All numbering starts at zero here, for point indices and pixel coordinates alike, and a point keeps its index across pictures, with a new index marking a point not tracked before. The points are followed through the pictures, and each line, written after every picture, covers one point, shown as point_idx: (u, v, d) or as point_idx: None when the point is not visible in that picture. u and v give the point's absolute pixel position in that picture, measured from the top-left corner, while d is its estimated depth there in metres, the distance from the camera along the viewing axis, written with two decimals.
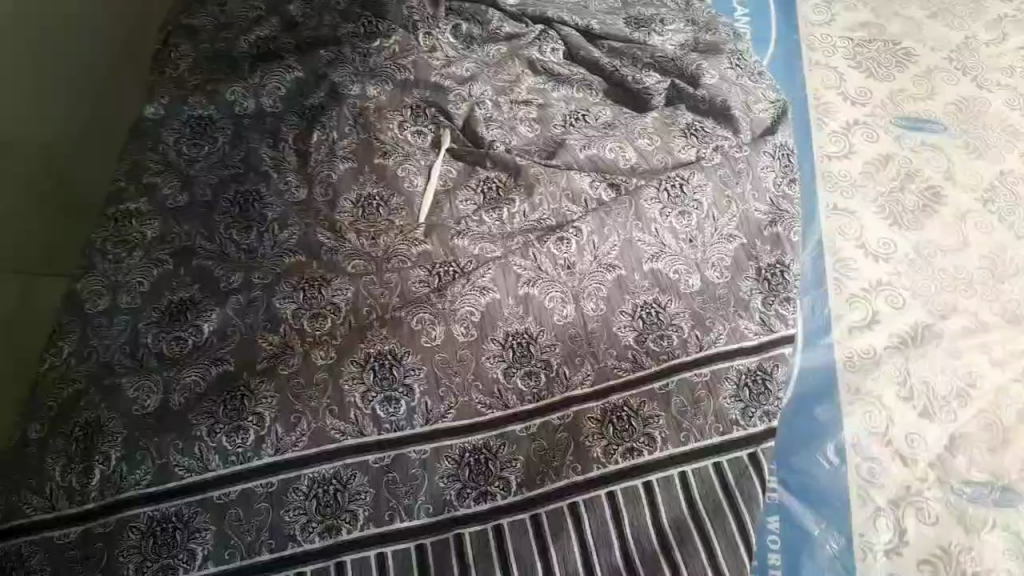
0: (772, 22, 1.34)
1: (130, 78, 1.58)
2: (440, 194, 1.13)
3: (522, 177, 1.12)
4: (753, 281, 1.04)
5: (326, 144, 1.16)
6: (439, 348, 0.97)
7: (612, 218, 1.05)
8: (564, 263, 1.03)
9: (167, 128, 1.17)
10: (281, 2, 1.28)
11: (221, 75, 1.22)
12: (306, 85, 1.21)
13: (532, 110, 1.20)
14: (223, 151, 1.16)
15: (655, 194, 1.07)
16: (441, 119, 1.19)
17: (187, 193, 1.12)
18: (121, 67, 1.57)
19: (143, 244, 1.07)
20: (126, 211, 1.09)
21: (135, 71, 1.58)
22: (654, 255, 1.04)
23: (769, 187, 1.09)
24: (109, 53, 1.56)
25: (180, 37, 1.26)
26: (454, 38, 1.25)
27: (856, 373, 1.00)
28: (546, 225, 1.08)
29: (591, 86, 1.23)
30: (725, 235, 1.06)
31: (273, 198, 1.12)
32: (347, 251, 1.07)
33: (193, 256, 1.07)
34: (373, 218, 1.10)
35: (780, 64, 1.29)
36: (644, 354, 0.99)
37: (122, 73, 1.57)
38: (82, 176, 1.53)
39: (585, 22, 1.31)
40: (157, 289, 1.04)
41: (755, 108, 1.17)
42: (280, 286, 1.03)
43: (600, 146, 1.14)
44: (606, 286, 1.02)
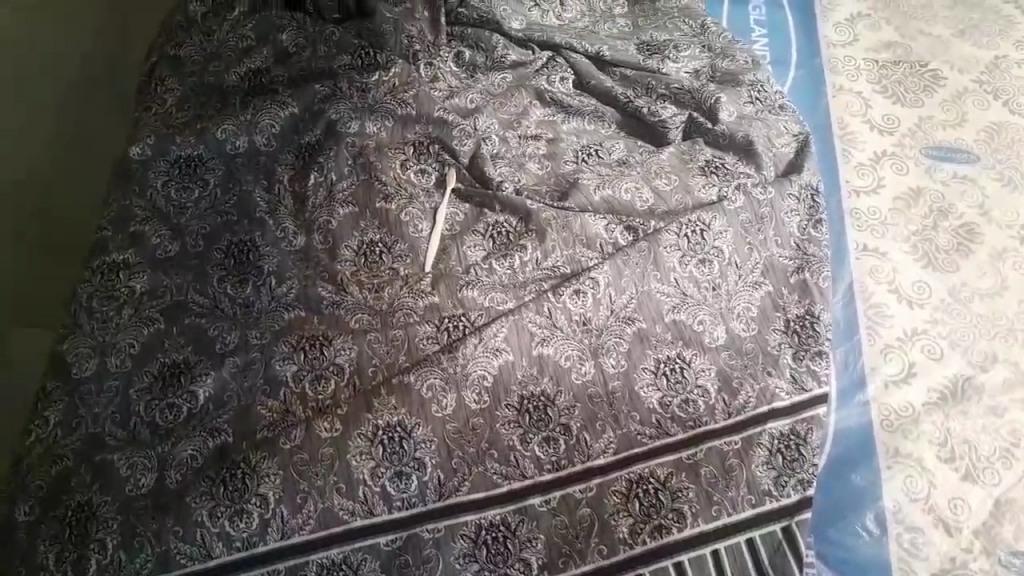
0: (793, 42, 1.26)
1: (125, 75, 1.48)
2: (446, 240, 1.06)
3: (533, 221, 1.05)
4: (781, 334, 0.99)
5: (324, 186, 1.09)
6: (450, 417, 0.92)
7: (630, 267, 1.01)
8: (579, 319, 0.98)
9: (153, 170, 1.10)
10: (272, 28, 1.20)
11: (211, 110, 1.15)
12: (302, 122, 1.14)
13: (542, 146, 1.14)
14: (215, 193, 1.09)
15: (675, 240, 1.03)
16: (446, 157, 1.13)
17: (178, 242, 1.05)
18: (117, 67, 1.48)
19: (131, 300, 1.01)
20: (113, 262, 1.03)
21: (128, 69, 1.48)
22: (674, 306, 1.00)
23: (794, 232, 1.05)
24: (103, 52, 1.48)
25: (164, 69, 1.20)
26: (456, 67, 1.20)
27: (895, 434, 0.95)
28: (560, 274, 1.02)
29: (604, 117, 1.17)
30: (750, 284, 1.02)
31: (269, 248, 1.05)
32: (350, 306, 1.00)
33: (185, 312, 1.00)
34: (376, 268, 1.04)
35: (802, 89, 1.21)
36: (669, 419, 0.93)
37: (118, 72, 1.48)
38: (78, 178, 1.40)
39: (595, 48, 1.22)
40: (147, 350, 0.97)
41: (778, 142, 1.11)
42: (278, 347, 0.97)
43: (615, 186, 1.07)
44: (625, 341, 0.98)
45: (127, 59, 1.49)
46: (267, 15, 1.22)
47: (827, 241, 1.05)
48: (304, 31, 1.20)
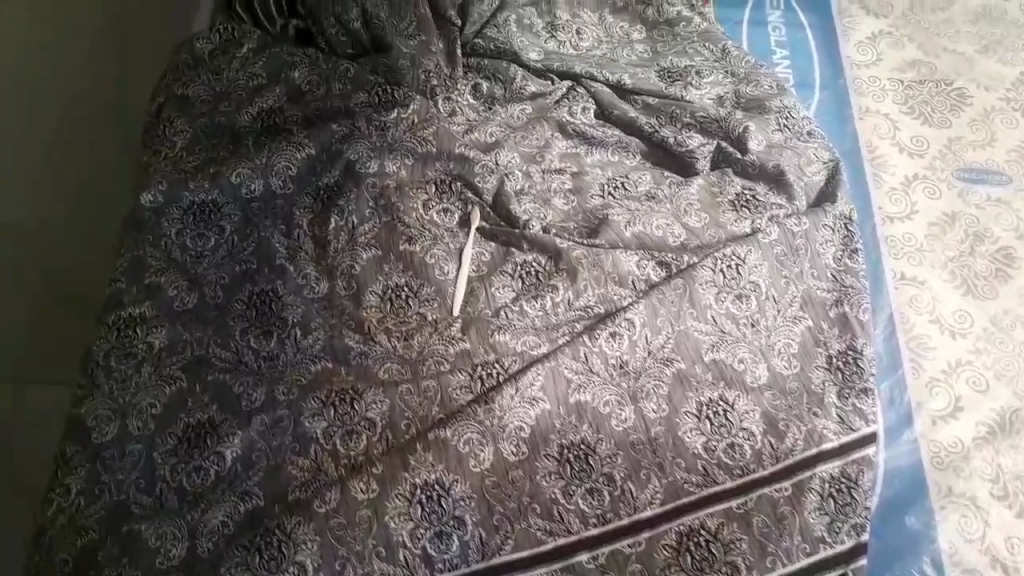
0: (816, 65, 1.25)
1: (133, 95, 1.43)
2: (473, 281, 1.03)
3: (563, 261, 1.02)
4: (824, 371, 0.96)
5: (345, 230, 1.06)
6: (488, 472, 0.89)
7: (666, 306, 0.98)
8: (616, 363, 0.95)
9: (166, 218, 1.07)
10: (284, 65, 1.17)
11: (223, 153, 1.12)
12: (319, 163, 1.10)
13: (566, 180, 1.11)
14: (231, 241, 1.06)
15: (711, 276, 1.00)
16: (468, 195, 1.09)
17: (196, 293, 1.02)
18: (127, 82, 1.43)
19: (150, 357, 0.97)
20: (129, 317, 1.00)
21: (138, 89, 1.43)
22: (712, 345, 0.97)
23: (829, 263, 1.03)
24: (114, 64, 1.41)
25: (173, 110, 1.16)
26: (474, 99, 1.18)
27: (946, 472, 0.93)
28: (594, 313, 0.99)
29: (628, 148, 1.14)
30: (789, 318, 0.99)
31: (292, 296, 1.01)
32: (378, 356, 0.97)
33: (208, 368, 0.97)
34: (402, 313, 1.01)
35: (827, 112, 1.20)
36: (716, 466, 0.90)
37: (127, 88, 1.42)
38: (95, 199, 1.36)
39: (616, 76, 1.20)
40: (169, 411, 0.94)
41: (809, 170, 1.09)
42: (307, 403, 0.93)
43: (646, 222, 1.05)
44: (664, 383, 0.94)
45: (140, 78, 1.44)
46: (277, 51, 1.18)
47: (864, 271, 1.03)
48: (318, 67, 1.17)
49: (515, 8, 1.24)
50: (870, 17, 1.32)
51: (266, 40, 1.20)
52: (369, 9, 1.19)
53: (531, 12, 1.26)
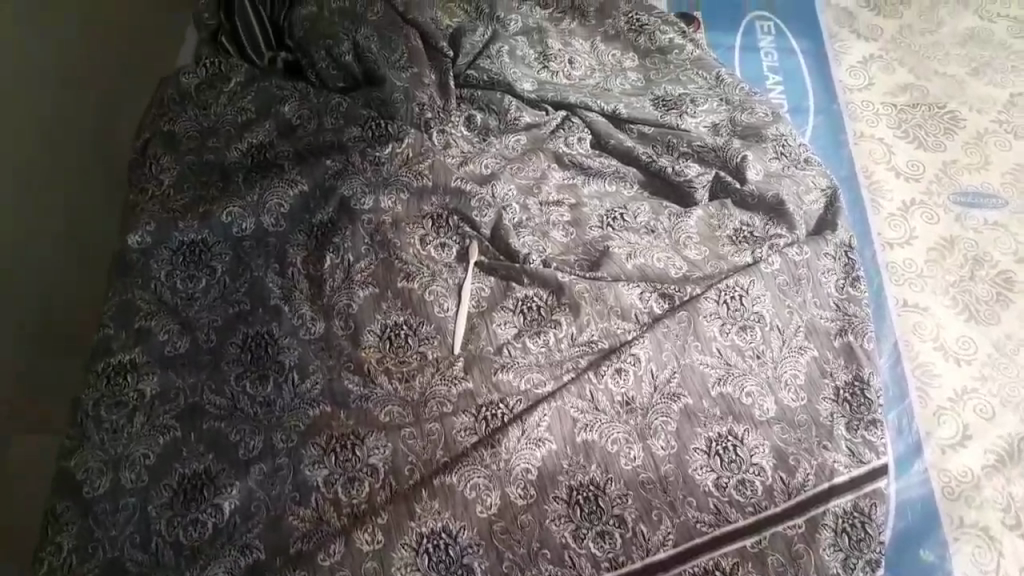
0: (810, 90, 1.27)
1: (134, 97, 1.49)
2: (474, 317, 1.01)
3: (565, 295, 1.01)
4: (831, 403, 0.95)
5: (341, 267, 1.04)
6: (496, 517, 0.87)
7: (671, 339, 0.97)
8: (622, 400, 0.94)
9: (154, 258, 1.04)
10: (273, 99, 1.15)
11: (212, 190, 1.09)
12: (312, 200, 1.08)
13: (565, 212, 1.11)
14: (223, 281, 1.03)
15: (714, 308, 0.99)
16: (466, 229, 1.08)
17: (188, 337, 0.99)
18: (130, 83, 1.48)
19: (143, 405, 0.94)
20: (119, 364, 0.97)
21: (139, 90, 1.50)
22: (719, 378, 0.95)
23: (832, 292, 1.02)
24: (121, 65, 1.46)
25: (158, 147, 1.13)
26: (468, 131, 1.16)
27: (958, 502, 0.92)
28: (598, 348, 0.98)
29: (625, 178, 1.14)
30: (794, 348, 0.98)
31: (288, 338, 0.99)
32: (379, 399, 0.95)
33: (202, 416, 0.94)
34: (402, 352, 0.99)
35: (821, 137, 1.21)
36: (727, 504, 0.88)
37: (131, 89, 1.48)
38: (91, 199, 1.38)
39: (610, 106, 1.19)
40: (164, 462, 0.90)
41: (807, 199, 1.09)
42: (307, 450, 0.90)
43: (647, 255, 1.04)
44: (672, 420, 0.93)
45: (142, 79, 1.51)
46: (266, 85, 1.16)
47: (867, 299, 1.03)
48: (308, 101, 1.15)
49: (507, 39, 1.24)
50: (860, 40, 1.34)
51: (254, 73, 1.18)
52: (360, 41, 1.18)
53: (524, 43, 1.26)
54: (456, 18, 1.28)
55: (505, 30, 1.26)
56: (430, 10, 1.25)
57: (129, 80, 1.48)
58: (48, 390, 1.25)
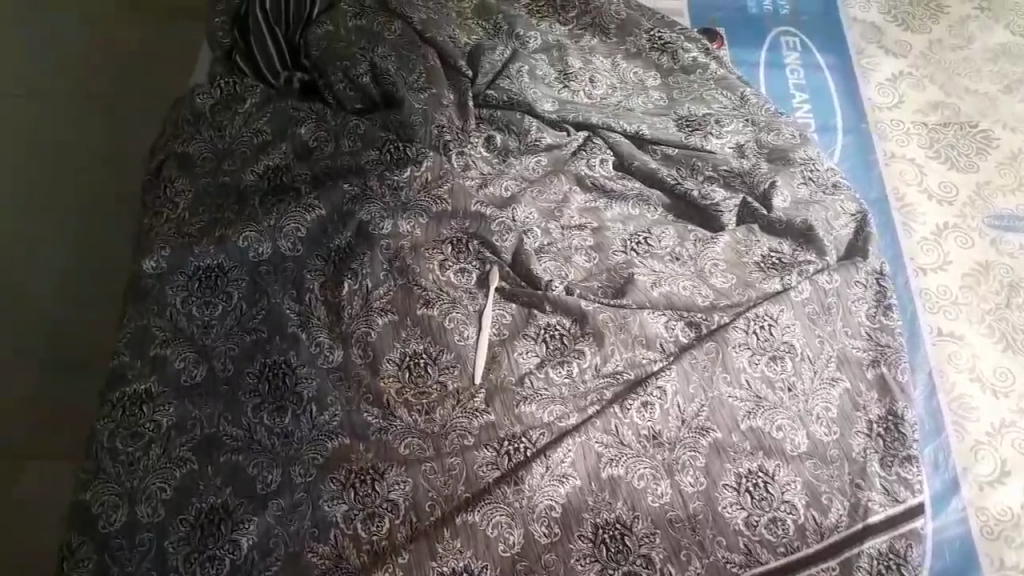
0: (837, 106, 1.25)
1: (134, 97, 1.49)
2: (495, 345, 0.99)
3: (589, 324, 0.99)
4: (865, 438, 0.93)
5: (359, 294, 1.01)
6: (519, 556, 0.85)
7: (698, 370, 0.95)
8: (649, 434, 0.91)
9: (171, 285, 1.02)
10: (289, 121, 1.13)
11: (228, 214, 1.07)
12: (330, 225, 1.06)
13: (587, 236, 1.08)
14: (239, 308, 1.02)
15: (743, 337, 0.97)
16: (486, 254, 1.05)
17: (204, 366, 0.97)
18: (130, 84, 1.49)
19: (159, 437, 0.93)
20: (135, 394, 0.95)
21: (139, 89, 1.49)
22: (748, 412, 0.93)
23: (863, 321, 1.01)
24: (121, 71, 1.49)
25: (174, 170, 1.12)
26: (487, 152, 1.15)
27: (998, 542, 0.91)
28: (623, 380, 0.95)
29: (649, 201, 1.13)
30: (826, 380, 0.97)
31: (306, 368, 0.96)
32: (398, 431, 0.92)
33: (219, 448, 0.92)
34: (422, 382, 0.96)
35: (850, 156, 1.21)
36: (758, 544, 0.86)
37: (130, 90, 1.48)
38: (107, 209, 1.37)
39: (634, 126, 1.17)
40: (181, 496, 0.89)
41: (837, 223, 1.08)
42: (325, 486, 0.88)
43: (672, 283, 1.02)
44: (701, 454, 0.91)
45: (143, 79, 1.50)
46: (282, 106, 1.15)
47: (900, 327, 1.02)
48: (325, 123, 1.13)
49: (527, 58, 1.22)
50: (890, 56, 1.32)
51: (270, 93, 1.16)
52: (377, 62, 1.16)
53: (544, 62, 1.24)
54: (474, 35, 1.25)
55: (525, 48, 1.24)
56: (448, 28, 1.23)
57: (129, 82, 1.49)
58: (48, 390, 1.24)
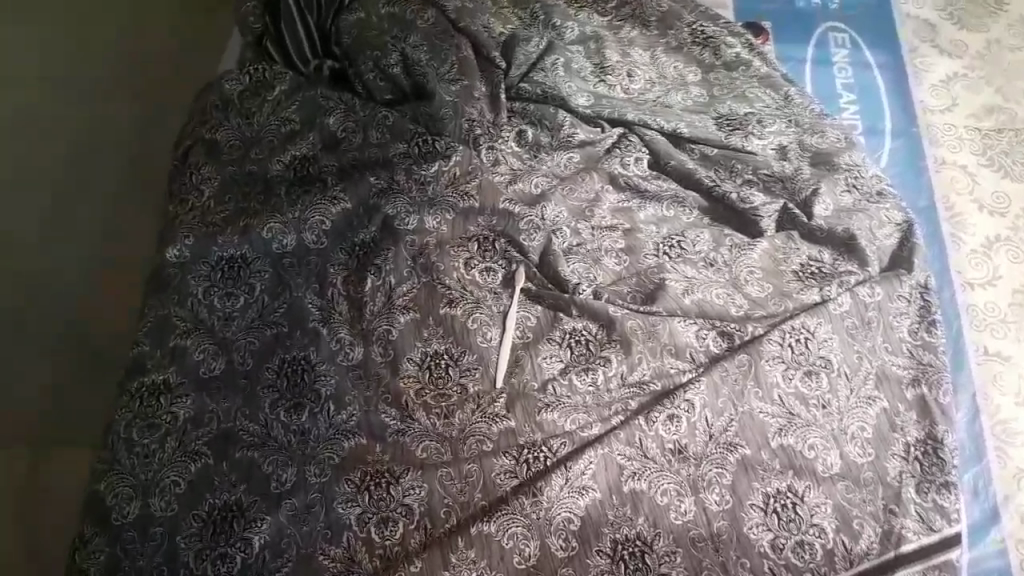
0: (886, 109, 1.20)
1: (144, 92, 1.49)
2: (518, 348, 0.96)
3: (616, 331, 0.96)
4: (901, 461, 0.90)
5: (382, 290, 0.99)
6: (535, 569, 0.82)
7: (728, 384, 0.92)
8: (674, 448, 0.89)
9: (193, 274, 1.01)
10: (318, 110, 1.11)
11: (253, 204, 1.06)
12: (355, 218, 1.04)
13: (618, 238, 1.05)
14: (261, 300, 1.00)
15: (778, 351, 0.94)
16: (513, 253, 1.03)
17: (224, 358, 0.96)
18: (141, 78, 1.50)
19: (175, 429, 0.92)
20: (153, 385, 0.95)
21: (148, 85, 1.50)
22: (779, 429, 0.90)
23: (905, 337, 0.97)
24: (152, 72, 1.51)
25: (201, 157, 1.10)
26: (518, 146, 1.11)
27: None
28: (650, 390, 0.92)
29: (684, 203, 1.09)
30: (864, 398, 0.93)
31: (325, 364, 0.95)
32: (416, 434, 0.90)
33: (234, 444, 0.91)
34: (442, 384, 0.94)
35: (899, 162, 1.16)
36: (784, 567, 0.83)
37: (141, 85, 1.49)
38: (128, 207, 1.39)
39: (671, 124, 1.13)
40: (195, 491, 0.88)
41: (881, 233, 1.04)
42: (340, 488, 0.87)
43: (705, 291, 0.99)
44: (728, 472, 0.88)
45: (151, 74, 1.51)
46: (312, 95, 1.12)
47: (943, 346, 0.98)
48: (354, 113, 1.10)
49: (563, 50, 1.18)
50: (945, 56, 1.26)
51: (299, 81, 1.14)
52: (409, 52, 1.13)
53: (580, 55, 1.19)
54: (509, 24, 1.22)
55: (561, 39, 1.20)
56: (482, 16, 1.19)
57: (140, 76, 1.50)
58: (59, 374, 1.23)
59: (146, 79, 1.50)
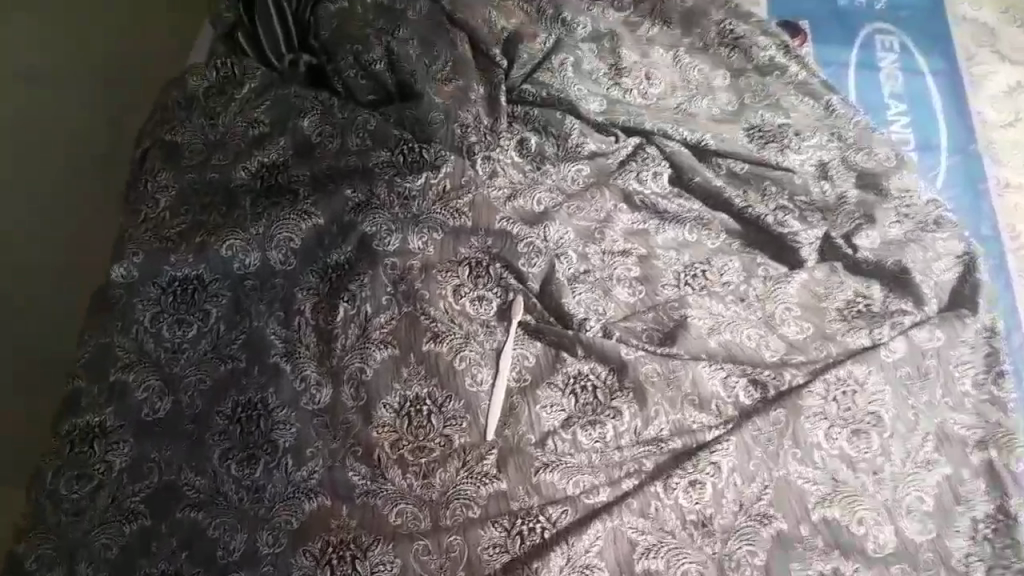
0: (941, 126, 1.10)
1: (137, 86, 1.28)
2: (513, 394, 0.82)
3: (629, 376, 0.82)
4: (966, 541, 0.76)
5: (356, 321, 0.85)
6: None
7: (762, 445, 0.78)
8: (696, 519, 0.74)
9: (141, 296, 0.86)
10: (290, 111, 0.97)
11: (214, 215, 0.91)
12: (328, 236, 0.89)
13: (633, 265, 0.91)
14: (218, 330, 0.86)
15: (821, 406, 0.80)
16: (510, 280, 0.89)
17: (170, 398, 0.82)
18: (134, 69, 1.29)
19: (110, 482, 0.77)
20: (87, 426, 0.80)
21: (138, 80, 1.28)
22: (822, 499, 0.76)
23: (967, 390, 0.84)
24: (153, 73, 1.30)
25: (158, 161, 0.95)
26: (518, 156, 0.97)
27: None
28: (668, 450, 0.78)
29: (710, 225, 0.96)
30: (921, 464, 0.79)
31: (285, 410, 0.80)
32: (388, 496, 0.76)
33: (176, 502, 0.76)
34: (422, 434, 0.79)
35: (957, 185, 1.06)
36: None
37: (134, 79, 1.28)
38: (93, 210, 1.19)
39: (696, 136, 1.01)
40: (127, 558, 0.74)
41: (938, 267, 0.91)
42: (297, 561, 0.72)
43: (734, 330, 0.86)
44: (761, 550, 0.73)
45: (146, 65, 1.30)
46: (283, 93, 0.98)
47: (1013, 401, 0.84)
48: (331, 115, 0.97)
49: (572, 48, 1.04)
50: (1006, 63, 1.15)
51: (272, 78, 1.00)
52: (394, 47, 0.99)
53: (591, 53, 1.06)
54: (512, 18, 1.06)
55: (572, 36, 1.07)
56: (483, 7, 1.04)
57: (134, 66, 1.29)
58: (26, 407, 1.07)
59: (146, 79, 1.29)
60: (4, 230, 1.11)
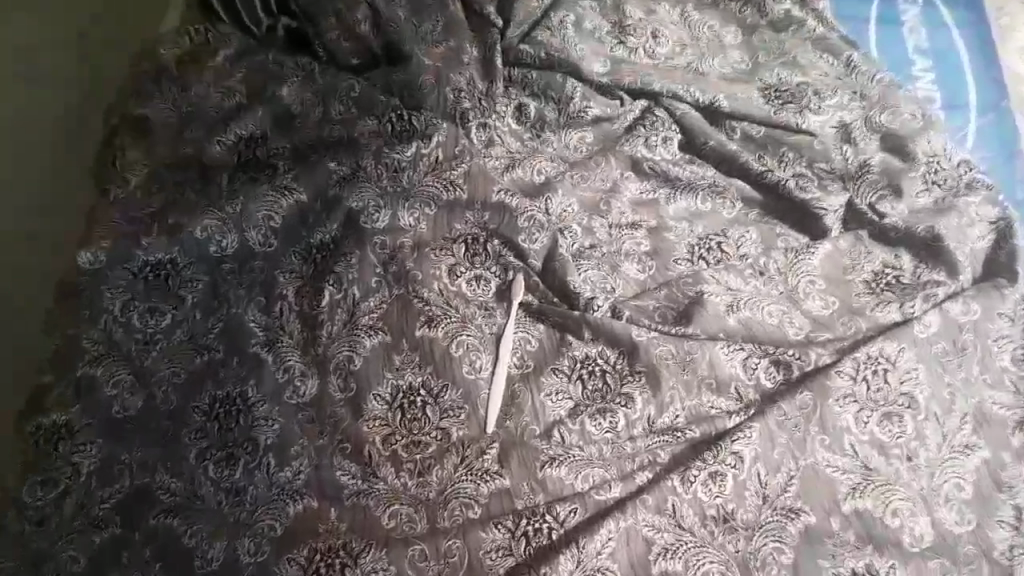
0: (967, 84, 1.01)
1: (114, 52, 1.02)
2: (515, 382, 0.76)
3: (641, 359, 0.75)
4: (1010, 531, 0.68)
5: (344, 306, 0.79)
6: None
7: (786, 432, 0.71)
8: (717, 515, 0.67)
9: (110, 283, 0.80)
10: (271, 79, 0.92)
11: (187, 195, 0.85)
12: (311, 214, 0.84)
13: (642, 238, 0.85)
14: (194, 319, 0.80)
15: (849, 387, 0.73)
16: (510, 258, 0.82)
17: (143, 395, 0.76)
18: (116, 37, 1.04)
19: (77, 487, 0.71)
20: (53, 427, 0.73)
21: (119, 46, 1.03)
22: (852, 490, 0.69)
23: (1007, 365, 0.77)
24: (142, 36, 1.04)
25: (125, 136, 0.88)
26: (516, 123, 0.92)
27: None
28: (685, 440, 0.71)
29: (725, 193, 0.89)
30: (959, 448, 0.72)
31: (266, 403, 0.74)
32: (379, 496, 0.69)
33: (150, 507, 0.70)
34: (416, 427, 0.73)
35: (989, 145, 0.97)
36: None
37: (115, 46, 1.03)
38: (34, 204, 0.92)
39: (708, 97, 0.95)
40: (97, 569, 0.66)
41: (971, 233, 0.83)
42: (281, 570, 0.65)
43: (754, 307, 0.79)
44: (789, 547, 0.66)
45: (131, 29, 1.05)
46: (261, 60, 0.93)
47: None
48: (313, 82, 0.92)
49: (573, 5, 0.98)
50: None
51: (249, 44, 0.94)
52: (378, 6, 0.92)
53: (593, 11, 0.99)
54: None
55: None
56: None
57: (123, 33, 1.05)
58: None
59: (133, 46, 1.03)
60: (6, 231, 0.90)
